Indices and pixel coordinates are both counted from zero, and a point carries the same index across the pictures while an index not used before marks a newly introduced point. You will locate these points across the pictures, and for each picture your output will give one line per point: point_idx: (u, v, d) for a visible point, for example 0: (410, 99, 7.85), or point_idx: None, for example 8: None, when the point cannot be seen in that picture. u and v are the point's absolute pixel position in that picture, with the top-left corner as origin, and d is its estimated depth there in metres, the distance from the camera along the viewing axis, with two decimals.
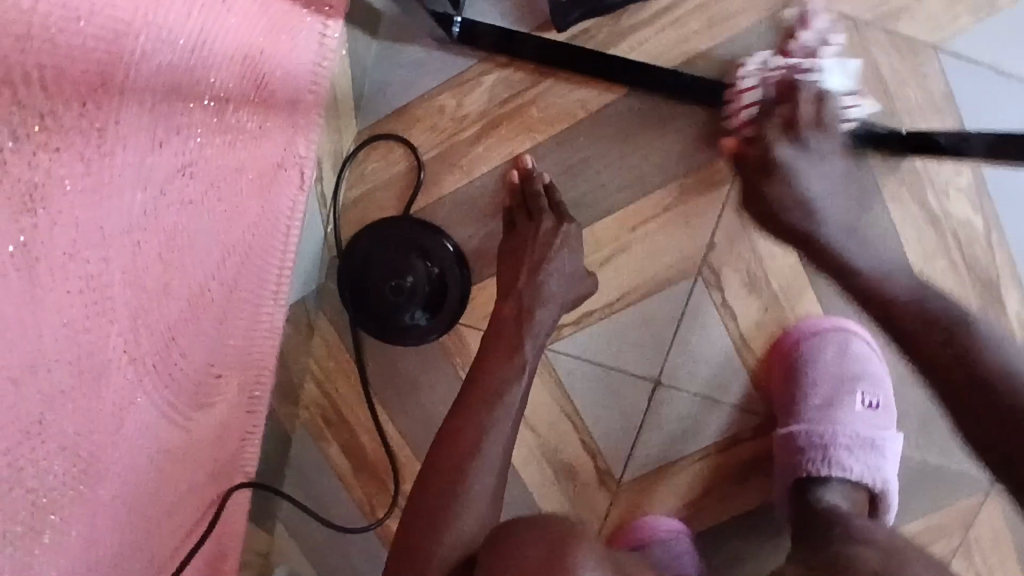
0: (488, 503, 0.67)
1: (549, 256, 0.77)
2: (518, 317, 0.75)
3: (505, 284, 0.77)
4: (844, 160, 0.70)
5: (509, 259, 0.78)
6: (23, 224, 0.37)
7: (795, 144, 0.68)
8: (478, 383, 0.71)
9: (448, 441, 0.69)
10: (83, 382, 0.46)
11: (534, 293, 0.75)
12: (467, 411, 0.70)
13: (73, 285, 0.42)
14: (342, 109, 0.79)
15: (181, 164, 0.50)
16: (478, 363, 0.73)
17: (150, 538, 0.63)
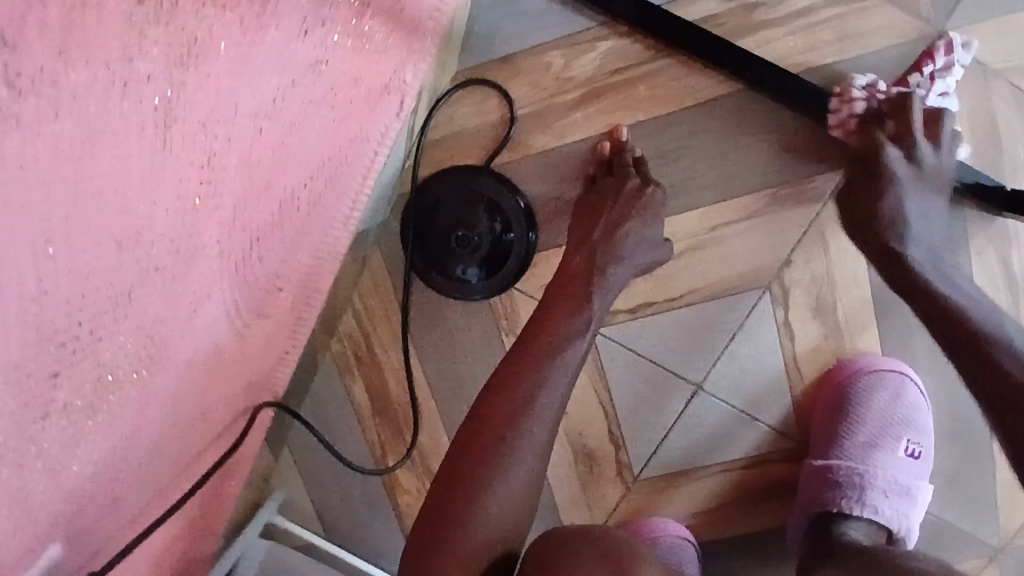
0: (523, 488, 0.62)
1: (631, 214, 0.72)
2: (586, 273, 0.70)
3: (578, 237, 0.72)
4: (943, 183, 0.67)
5: (587, 213, 0.73)
6: (174, 78, 0.34)
7: (909, 159, 0.66)
8: (533, 339, 0.66)
9: (495, 415, 0.62)
10: (176, 263, 0.43)
11: (607, 248, 0.70)
12: (517, 364, 0.64)
13: (196, 158, 0.39)
14: (451, 44, 0.77)
15: (316, 59, 0.48)
16: (534, 321, 0.68)
17: (182, 438, 0.61)
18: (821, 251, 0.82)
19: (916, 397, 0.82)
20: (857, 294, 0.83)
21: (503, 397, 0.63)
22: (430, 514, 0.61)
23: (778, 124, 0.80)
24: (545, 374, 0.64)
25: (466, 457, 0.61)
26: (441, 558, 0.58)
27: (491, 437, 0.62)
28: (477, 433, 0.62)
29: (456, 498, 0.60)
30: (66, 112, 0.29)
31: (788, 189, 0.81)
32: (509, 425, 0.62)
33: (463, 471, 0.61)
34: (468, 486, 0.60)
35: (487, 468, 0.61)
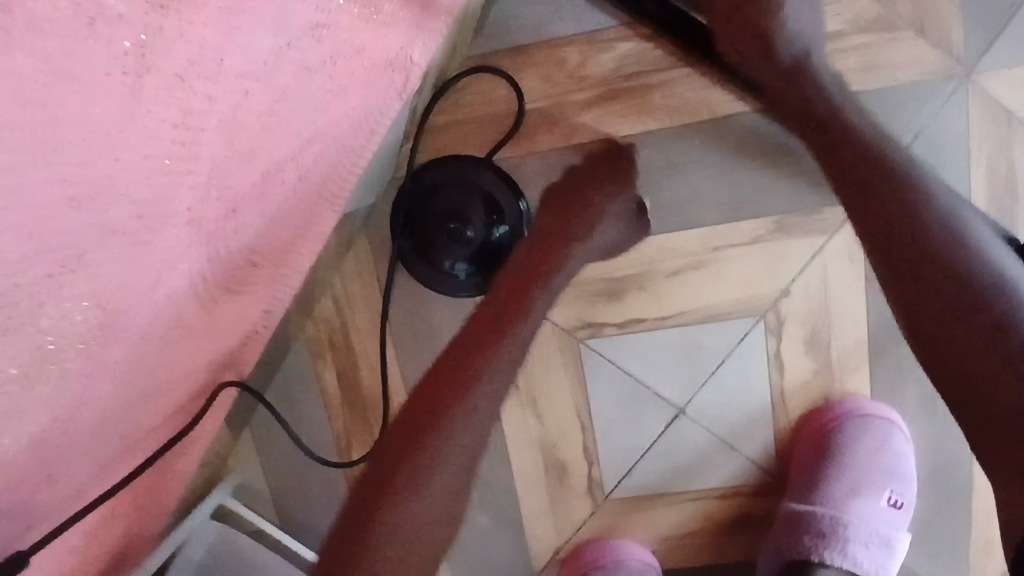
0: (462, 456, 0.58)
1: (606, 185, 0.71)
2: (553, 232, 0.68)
3: (550, 202, 0.71)
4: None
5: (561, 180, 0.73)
6: (151, 23, 0.30)
7: None
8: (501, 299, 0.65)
9: (453, 377, 0.60)
10: (137, 229, 0.39)
11: (574, 212, 0.69)
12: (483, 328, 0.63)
13: (170, 115, 0.35)
14: (464, 27, 0.73)
15: (316, 22, 0.44)
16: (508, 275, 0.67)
17: (133, 412, 0.57)
18: (822, 283, 0.80)
19: (902, 445, 0.80)
20: (853, 332, 0.80)
21: (459, 354, 0.62)
22: (374, 484, 0.57)
23: (793, 148, 0.77)
24: (506, 333, 0.63)
25: (417, 428, 0.58)
26: (379, 524, 0.54)
27: (436, 397, 0.59)
28: (430, 406, 0.59)
29: (401, 464, 0.56)
30: (19, 44, 0.24)
31: (795, 218, 0.78)
32: (466, 384, 0.59)
33: (410, 437, 0.57)
34: (414, 453, 0.57)
35: (435, 435, 0.57)
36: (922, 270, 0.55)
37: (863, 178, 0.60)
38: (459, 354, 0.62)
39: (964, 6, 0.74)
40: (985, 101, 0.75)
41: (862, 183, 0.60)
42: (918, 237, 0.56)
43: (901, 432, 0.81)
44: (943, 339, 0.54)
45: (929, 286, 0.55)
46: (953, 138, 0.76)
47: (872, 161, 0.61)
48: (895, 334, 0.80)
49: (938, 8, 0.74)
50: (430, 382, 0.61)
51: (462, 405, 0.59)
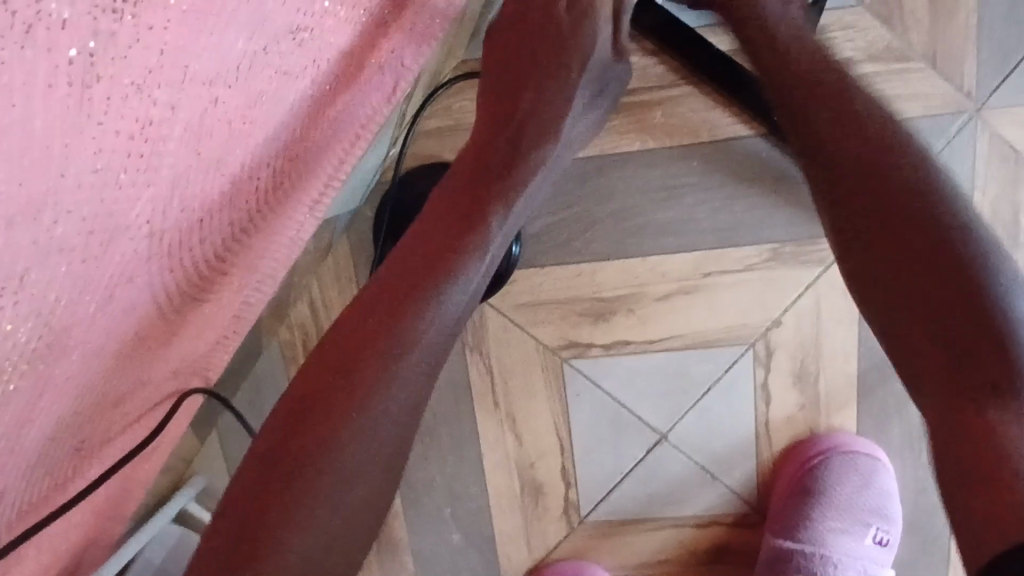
0: (382, 433, 0.51)
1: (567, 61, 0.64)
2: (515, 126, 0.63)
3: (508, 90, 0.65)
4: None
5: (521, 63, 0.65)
6: (102, 28, 0.27)
7: None
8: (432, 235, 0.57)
9: (370, 326, 0.52)
10: (89, 243, 0.36)
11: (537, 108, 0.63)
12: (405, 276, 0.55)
13: (125, 126, 0.32)
14: (461, 31, 0.69)
15: (298, 25, 0.41)
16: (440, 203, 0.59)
17: (85, 426, 0.53)
18: (815, 314, 0.78)
19: (889, 482, 0.79)
20: (843, 366, 0.78)
21: (410, 271, 0.55)
22: (280, 468, 0.48)
23: (794, 176, 0.75)
24: (460, 242, 0.56)
25: (330, 379, 0.51)
26: (288, 528, 0.46)
27: (387, 346, 0.52)
28: (363, 340, 0.52)
29: (320, 436, 0.49)
30: None
31: (792, 247, 0.76)
32: (384, 345, 0.52)
33: (333, 395, 0.50)
34: (331, 413, 0.49)
35: (364, 387, 0.50)
36: (909, 238, 0.51)
37: (864, 140, 0.55)
38: (403, 283, 0.55)
39: (978, 40, 0.72)
40: (993, 139, 0.73)
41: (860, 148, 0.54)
42: (910, 200, 0.52)
43: (881, 465, 0.79)
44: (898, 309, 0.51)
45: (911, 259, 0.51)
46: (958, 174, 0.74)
47: (863, 123, 0.55)
48: (886, 370, 0.78)
49: (950, 41, 0.72)
50: (368, 303, 0.54)
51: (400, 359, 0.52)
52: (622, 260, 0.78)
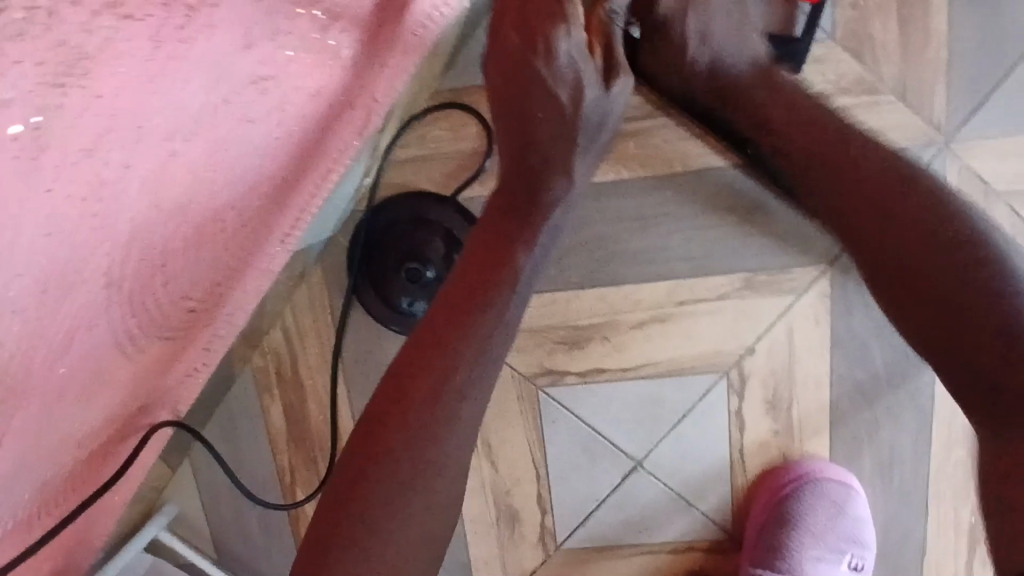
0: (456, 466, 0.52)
1: (557, 96, 0.54)
2: (531, 151, 0.56)
3: (505, 115, 0.56)
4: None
5: (508, 79, 0.54)
6: (48, 102, 0.26)
7: None
8: (479, 268, 0.55)
9: (424, 355, 0.53)
10: (42, 300, 0.35)
11: (543, 137, 0.55)
12: (455, 314, 0.53)
13: (76, 190, 0.31)
14: (434, 62, 0.69)
15: (261, 74, 0.40)
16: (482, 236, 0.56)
17: (45, 470, 0.51)
18: (788, 344, 0.78)
19: (861, 507, 0.79)
20: (815, 394, 0.79)
21: (451, 302, 0.54)
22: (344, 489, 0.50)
23: (769, 208, 0.76)
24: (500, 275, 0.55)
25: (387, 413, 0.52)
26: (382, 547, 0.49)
27: (431, 387, 0.52)
28: (413, 378, 0.52)
29: (372, 476, 0.50)
30: None
31: (764, 277, 0.77)
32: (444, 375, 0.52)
33: (383, 437, 0.51)
34: (387, 448, 0.50)
35: (423, 425, 0.51)
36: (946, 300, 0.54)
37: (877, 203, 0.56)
38: (438, 324, 0.54)
39: (948, 75, 0.73)
40: (962, 172, 0.74)
41: (899, 211, 0.55)
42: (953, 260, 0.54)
43: (855, 493, 0.79)
44: (941, 363, 0.55)
45: (951, 320, 0.54)
46: None
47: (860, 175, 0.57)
48: (858, 398, 0.79)
49: (920, 75, 0.73)
50: (407, 351, 0.54)
51: (443, 391, 0.52)
52: (597, 287, 0.78)
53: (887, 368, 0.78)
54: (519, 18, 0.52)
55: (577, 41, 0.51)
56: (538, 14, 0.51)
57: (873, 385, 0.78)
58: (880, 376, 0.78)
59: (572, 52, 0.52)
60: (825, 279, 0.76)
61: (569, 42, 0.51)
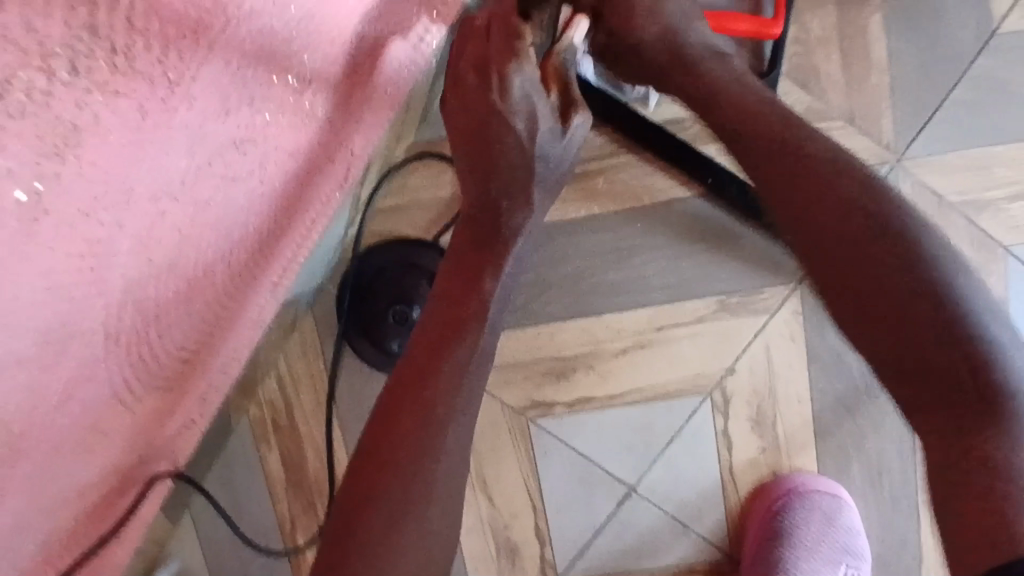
0: (446, 491, 0.53)
1: (512, 129, 0.54)
2: (492, 192, 0.56)
3: (469, 156, 0.57)
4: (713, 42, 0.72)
5: (470, 122, 0.55)
6: (47, 170, 0.30)
7: None
8: (458, 299, 0.56)
9: (409, 385, 0.54)
10: (45, 352, 0.38)
11: (502, 176, 0.56)
12: (435, 343, 0.55)
13: (74, 249, 0.35)
14: (408, 116, 0.73)
15: (240, 137, 0.44)
16: (451, 269, 0.58)
17: (49, 522, 0.53)
18: (766, 363, 0.81)
19: (854, 518, 0.80)
20: (798, 409, 0.81)
21: (430, 337, 0.56)
22: (343, 523, 0.51)
23: (737, 235, 0.79)
24: (473, 307, 0.56)
25: (380, 447, 0.53)
26: None
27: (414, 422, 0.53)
28: (400, 412, 0.53)
29: (374, 505, 0.51)
30: None
31: (737, 299, 0.80)
32: (431, 403, 0.53)
33: (378, 464, 0.52)
34: (379, 478, 0.52)
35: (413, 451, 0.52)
36: (886, 310, 0.50)
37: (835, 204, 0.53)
38: (416, 364, 0.55)
39: (893, 99, 0.78)
40: (915, 188, 0.78)
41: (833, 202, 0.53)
42: (896, 273, 0.50)
43: (846, 506, 0.80)
44: (887, 370, 0.51)
45: (899, 324, 0.50)
46: None
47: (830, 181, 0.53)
48: (841, 410, 0.81)
49: (866, 101, 0.78)
50: (393, 390, 0.55)
51: (429, 423, 0.53)
52: (579, 320, 0.81)
53: (864, 379, 0.80)
54: (479, 60, 0.53)
55: (531, 79, 0.52)
56: (497, 55, 0.52)
57: (853, 396, 0.80)
58: (859, 387, 0.80)
59: (526, 89, 0.53)
60: (796, 297, 0.80)
61: (523, 76, 0.52)
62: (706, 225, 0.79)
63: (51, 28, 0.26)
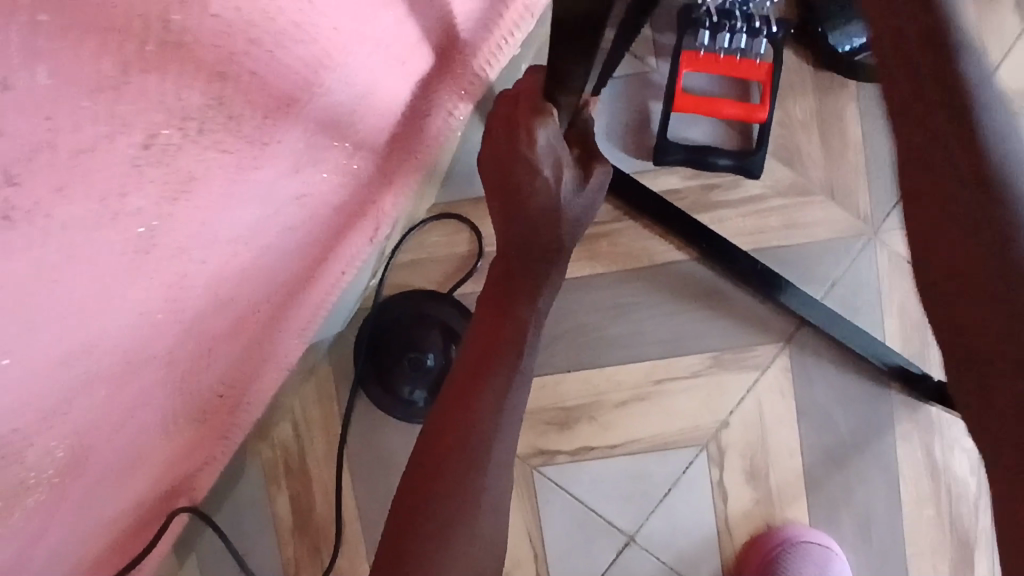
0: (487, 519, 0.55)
1: (540, 175, 0.57)
2: (526, 236, 0.60)
3: (501, 201, 0.60)
4: (706, 124, 0.85)
5: (501, 171, 0.59)
6: (164, 211, 0.36)
7: (657, 95, 0.85)
8: (497, 334, 0.60)
9: (449, 413, 0.57)
10: (122, 371, 0.43)
11: (529, 220, 0.59)
12: (474, 375, 0.58)
13: (165, 279, 0.40)
14: (430, 180, 0.80)
15: (301, 192, 0.51)
16: (494, 310, 0.61)
17: (85, 542, 0.56)
18: (759, 416, 0.86)
19: (843, 570, 0.84)
20: (789, 462, 0.85)
21: (466, 373, 0.59)
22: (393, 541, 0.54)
23: (732, 295, 0.86)
24: (505, 346, 0.59)
25: (425, 479, 0.55)
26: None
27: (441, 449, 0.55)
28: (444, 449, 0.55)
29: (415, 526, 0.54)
30: (51, 237, 0.29)
31: (730, 355, 0.86)
32: (466, 431, 0.56)
33: (424, 491, 0.55)
34: (423, 503, 0.54)
35: (452, 481, 0.55)
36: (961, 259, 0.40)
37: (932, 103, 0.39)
38: (453, 397, 0.57)
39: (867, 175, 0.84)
40: (893, 257, 0.84)
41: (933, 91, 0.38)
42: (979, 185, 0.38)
43: (838, 562, 0.84)
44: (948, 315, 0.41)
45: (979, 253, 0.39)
46: (866, 288, 0.85)
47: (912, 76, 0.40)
48: (830, 464, 0.85)
49: (846, 178, 0.84)
50: (434, 426, 0.57)
51: (455, 452, 0.55)
52: (581, 371, 0.86)
53: (852, 434, 0.85)
54: (509, 115, 0.57)
55: (555, 130, 0.55)
56: (523, 110, 0.56)
57: (841, 451, 0.85)
58: (848, 442, 0.85)
59: (551, 139, 0.56)
60: (785, 355, 0.85)
61: (547, 130, 0.55)
62: (712, 281, 0.86)
63: (193, 97, 0.32)
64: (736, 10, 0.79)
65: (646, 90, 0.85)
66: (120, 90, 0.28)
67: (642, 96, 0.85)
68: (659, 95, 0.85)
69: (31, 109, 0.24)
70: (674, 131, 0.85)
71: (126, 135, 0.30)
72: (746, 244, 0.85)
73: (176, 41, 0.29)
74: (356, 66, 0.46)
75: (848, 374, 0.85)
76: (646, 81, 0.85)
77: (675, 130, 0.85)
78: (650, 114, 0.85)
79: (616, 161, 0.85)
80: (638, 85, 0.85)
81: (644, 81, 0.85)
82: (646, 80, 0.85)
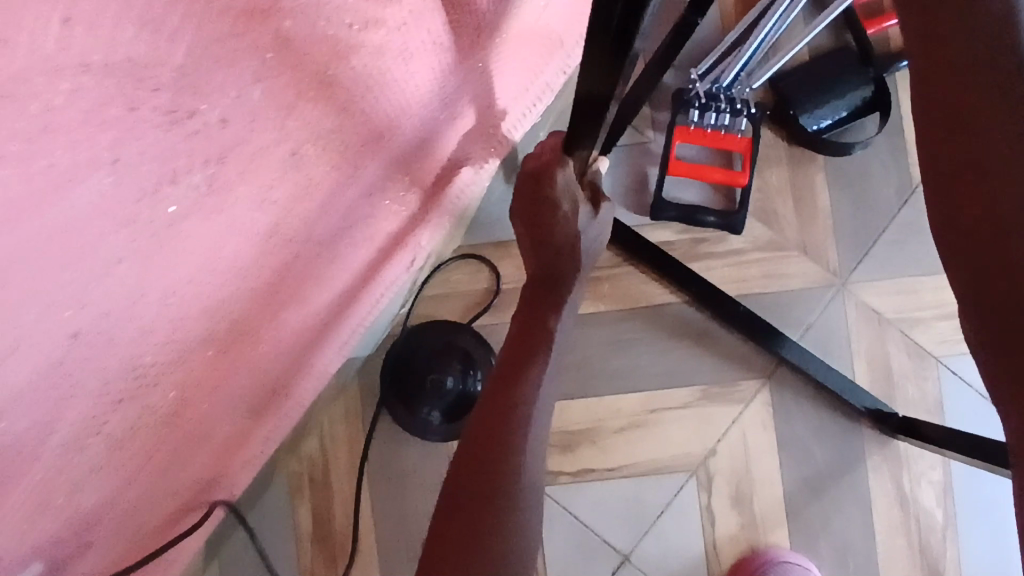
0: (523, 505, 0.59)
1: (560, 211, 0.68)
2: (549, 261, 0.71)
3: (528, 237, 0.72)
4: (697, 189, 0.99)
5: (529, 210, 0.70)
6: (286, 206, 0.48)
7: (654, 163, 0.99)
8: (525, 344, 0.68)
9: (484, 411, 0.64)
10: (226, 340, 0.54)
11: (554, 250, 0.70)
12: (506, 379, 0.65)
13: (272, 264, 0.52)
14: (460, 223, 0.93)
15: (370, 213, 0.63)
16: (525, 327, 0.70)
17: (151, 508, 0.64)
18: (743, 447, 0.95)
19: None
20: (771, 489, 0.94)
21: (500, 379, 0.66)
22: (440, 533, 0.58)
23: (718, 335, 0.96)
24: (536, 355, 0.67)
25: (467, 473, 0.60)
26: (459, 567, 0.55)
27: (472, 453, 0.61)
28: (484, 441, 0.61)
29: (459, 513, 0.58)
30: (225, 209, 0.41)
31: (717, 389, 0.96)
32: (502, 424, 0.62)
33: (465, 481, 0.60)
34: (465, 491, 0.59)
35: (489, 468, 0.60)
36: None
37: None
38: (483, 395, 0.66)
39: (835, 235, 0.97)
40: (859, 305, 0.96)
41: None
42: None
43: None
44: None
45: None
46: (837, 333, 0.96)
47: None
48: (807, 493, 0.94)
49: (817, 236, 0.98)
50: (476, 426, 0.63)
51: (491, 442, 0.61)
52: (584, 399, 0.96)
53: (827, 465, 0.94)
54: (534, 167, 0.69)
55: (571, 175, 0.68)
56: (546, 160, 0.69)
57: (818, 480, 0.94)
58: (824, 473, 0.94)
59: (569, 181, 0.68)
60: (765, 391, 0.96)
61: (566, 173, 0.68)
62: (702, 322, 0.97)
63: (323, 122, 0.45)
64: (722, 93, 0.92)
65: (646, 159, 1.00)
66: (288, 111, 0.41)
67: (643, 163, 0.99)
68: (657, 163, 1.00)
69: (244, 114, 0.38)
70: (670, 194, 0.99)
71: (281, 142, 0.42)
72: (729, 289, 0.97)
73: (324, 83, 0.42)
74: (423, 116, 0.59)
75: (823, 411, 0.95)
76: (645, 150, 1.00)
77: (670, 193, 0.99)
78: (648, 178, 0.99)
79: (619, 215, 0.99)
80: (638, 154, 1.00)
81: (643, 151, 1.00)
82: (645, 149, 1.00)
